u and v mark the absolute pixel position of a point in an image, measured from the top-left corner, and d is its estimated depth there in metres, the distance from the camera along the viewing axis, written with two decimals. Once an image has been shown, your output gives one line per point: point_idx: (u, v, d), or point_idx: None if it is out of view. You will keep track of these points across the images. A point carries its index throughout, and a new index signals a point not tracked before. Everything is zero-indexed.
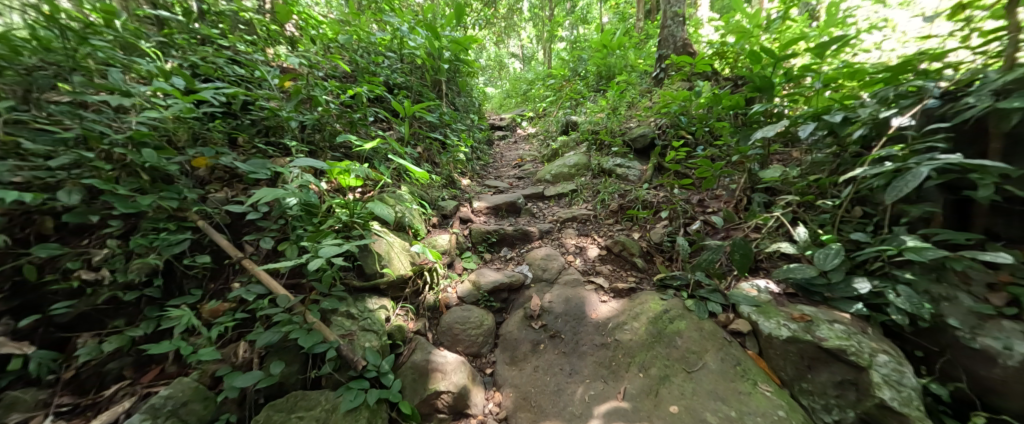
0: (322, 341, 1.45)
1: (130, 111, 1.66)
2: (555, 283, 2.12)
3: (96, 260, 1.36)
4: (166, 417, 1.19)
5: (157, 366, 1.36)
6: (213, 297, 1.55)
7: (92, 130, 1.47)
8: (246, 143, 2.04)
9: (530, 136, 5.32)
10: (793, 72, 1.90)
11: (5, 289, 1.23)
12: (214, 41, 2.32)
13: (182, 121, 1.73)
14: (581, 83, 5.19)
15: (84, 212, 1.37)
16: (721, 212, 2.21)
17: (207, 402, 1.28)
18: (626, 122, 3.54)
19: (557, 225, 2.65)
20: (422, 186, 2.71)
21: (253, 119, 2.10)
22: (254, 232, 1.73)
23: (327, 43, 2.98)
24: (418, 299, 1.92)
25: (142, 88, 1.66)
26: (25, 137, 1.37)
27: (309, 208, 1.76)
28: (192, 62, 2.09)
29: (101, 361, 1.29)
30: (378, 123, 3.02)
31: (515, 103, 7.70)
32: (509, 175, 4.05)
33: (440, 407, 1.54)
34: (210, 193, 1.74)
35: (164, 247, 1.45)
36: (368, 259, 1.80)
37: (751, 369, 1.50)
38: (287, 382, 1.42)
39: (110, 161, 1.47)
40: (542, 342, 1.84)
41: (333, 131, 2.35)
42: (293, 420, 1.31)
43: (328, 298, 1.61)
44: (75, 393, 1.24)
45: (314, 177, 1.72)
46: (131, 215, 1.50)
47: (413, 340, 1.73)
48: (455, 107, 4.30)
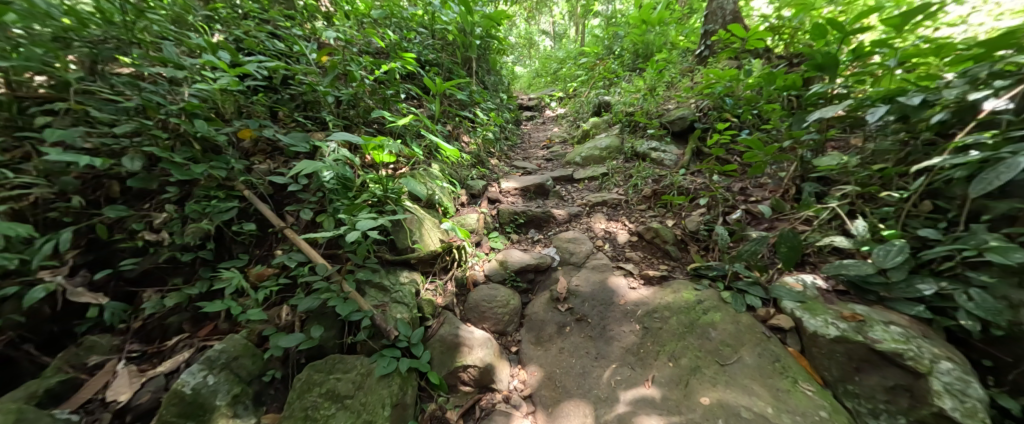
0: (358, 310, 1.52)
1: (182, 83, 1.76)
2: (582, 267, 2.12)
3: (157, 223, 1.48)
4: (220, 369, 1.31)
5: (211, 323, 1.48)
6: (259, 262, 1.66)
7: (150, 101, 1.57)
8: (286, 117, 2.12)
9: (559, 117, 5.21)
10: (863, 48, 1.70)
11: (82, 244, 1.38)
12: (256, 16, 2.41)
13: (229, 94, 1.83)
14: (615, 61, 4.98)
15: (146, 178, 1.49)
16: (767, 202, 2.11)
17: (255, 358, 1.39)
18: (665, 104, 3.40)
19: (586, 209, 2.64)
20: (452, 164, 2.74)
21: (292, 93, 2.17)
22: (294, 203, 1.83)
23: (361, 18, 2.99)
24: (446, 275, 1.98)
25: (193, 61, 1.77)
26: (92, 106, 1.49)
27: (344, 182, 1.82)
28: (236, 37, 2.18)
29: (163, 314, 1.42)
30: (410, 100, 3.05)
31: (545, 83, 7.54)
32: (537, 156, 4.01)
33: (466, 380, 1.61)
34: (255, 164, 1.84)
35: (215, 214, 1.56)
36: (400, 234, 1.87)
37: (791, 367, 1.45)
38: (325, 346, 1.52)
39: (167, 130, 1.58)
40: (568, 325, 1.86)
41: (366, 107, 2.40)
42: (331, 381, 1.40)
43: (363, 269, 1.68)
44: (142, 342, 1.38)
45: (349, 152, 1.77)
46: (185, 183, 1.61)
47: (441, 315, 1.79)
48: (485, 85, 4.27)
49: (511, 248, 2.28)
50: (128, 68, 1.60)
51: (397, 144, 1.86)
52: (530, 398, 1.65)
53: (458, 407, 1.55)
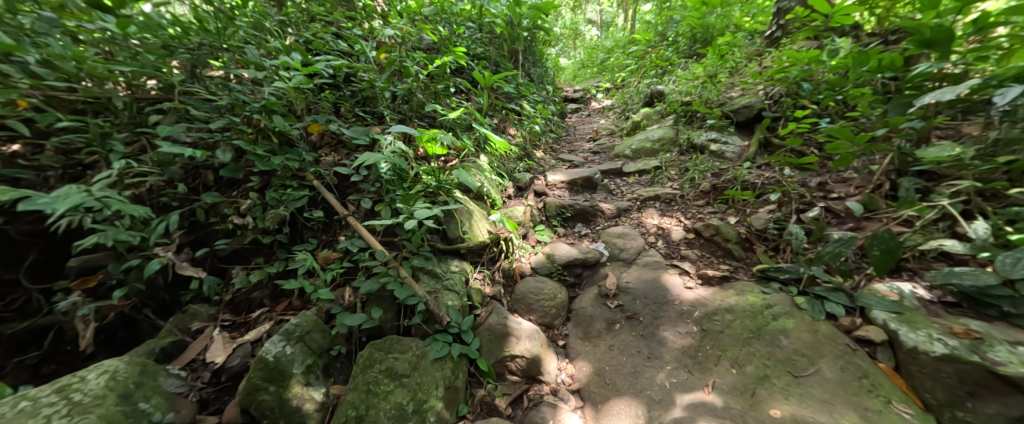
0: (413, 295, 1.60)
1: (263, 82, 1.94)
2: (632, 264, 2.06)
3: (243, 208, 1.66)
4: (296, 340, 1.44)
5: (286, 299, 1.65)
6: (325, 246, 1.81)
7: (238, 99, 1.76)
8: (348, 112, 2.26)
9: (606, 108, 5.05)
10: (986, 18, 1.47)
11: (186, 225, 1.60)
12: (321, 18, 2.59)
13: (301, 91, 1.99)
14: (669, 48, 4.71)
15: (235, 169, 1.68)
16: (853, 198, 1.89)
17: (324, 333, 1.53)
18: (727, 91, 3.16)
19: (637, 203, 2.56)
20: (499, 157, 2.77)
21: (353, 90, 2.31)
22: (355, 192, 1.96)
23: (413, 15, 3.10)
24: (494, 266, 2.02)
25: (271, 63, 1.94)
26: (192, 106, 1.70)
27: (400, 173, 1.91)
28: (306, 38, 2.36)
29: (249, 290, 1.62)
30: (459, 94, 3.12)
31: (591, 74, 7.31)
32: (583, 149, 3.92)
33: (513, 370, 1.62)
34: (322, 157, 2.00)
35: (290, 201, 1.72)
36: (451, 224, 1.94)
37: (883, 385, 1.29)
38: (383, 327, 1.62)
39: (251, 125, 1.76)
40: (618, 322, 1.81)
41: (419, 102, 2.49)
42: (389, 360, 1.49)
43: (417, 257, 1.77)
44: (232, 312, 1.59)
45: (404, 144, 1.85)
46: (265, 173, 1.79)
47: (490, 304, 1.83)
48: (531, 78, 4.24)
49: (558, 242, 2.26)
50: (220, 70, 1.80)
51: (449, 136, 1.91)
52: (578, 393, 1.63)
53: (506, 395, 1.57)
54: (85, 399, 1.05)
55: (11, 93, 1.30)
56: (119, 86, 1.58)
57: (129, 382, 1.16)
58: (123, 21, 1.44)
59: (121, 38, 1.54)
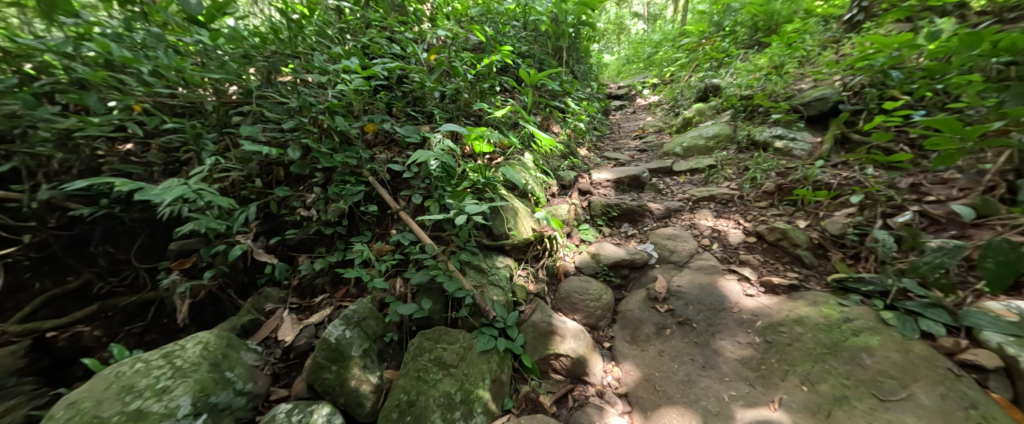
0: (461, 288, 1.64)
1: (327, 86, 2.10)
2: (684, 268, 1.97)
3: (309, 202, 1.82)
4: (353, 325, 1.55)
5: (344, 287, 1.79)
6: (378, 238, 1.92)
7: (306, 102, 1.92)
8: (401, 112, 2.38)
9: (653, 105, 4.84)
10: None
11: (262, 216, 1.79)
12: (376, 24, 2.74)
13: (359, 94, 2.12)
14: (726, 39, 4.42)
15: (302, 165, 1.83)
16: (957, 201, 1.66)
17: (378, 320, 1.62)
18: (797, 83, 2.89)
19: (689, 204, 2.44)
20: (544, 155, 2.77)
21: (405, 90, 2.41)
22: (407, 188, 2.05)
23: (459, 17, 3.17)
24: (538, 264, 2.02)
25: (334, 67, 2.08)
26: (267, 108, 1.88)
27: (447, 170, 1.96)
28: (363, 43, 2.50)
29: (312, 276, 1.78)
30: (504, 93, 3.15)
31: (637, 69, 7.05)
32: (629, 147, 3.79)
33: (557, 368, 1.61)
34: (377, 154, 2.11)
35: (348, 196, 1.83)
36: (497, 220, 1.98)
37: (998, 418, 1.08)
38: (433, 318, 1.69)
39: (317, 126, 1.91)
40: (669, 327, 1.73)
41: (466, 101, 2.55)
42: (438, 350, 1.55)
43: (464, 251, 1.82)
44: (299, 296, 1.76)
45: (453, 142, 1.88)
46: (328, 170, 1.94)
47: (534, 301, 1.83)
48: (575, 75, 4.17)
49: (604, 241, 2.21)
50: (290, 76, 1.98)
51: (497, 134, 1.94)
52: (626, 397, 1.57)
53: (550, 393, 1.56)
54: (184, 364, 1.23)
55: (128, 99, 1.56)
56: (209, 92, 1.79)
57: (218, 353, 1.33)
58: (216, 33, 1.63)
59: (211, 49, 1.75)
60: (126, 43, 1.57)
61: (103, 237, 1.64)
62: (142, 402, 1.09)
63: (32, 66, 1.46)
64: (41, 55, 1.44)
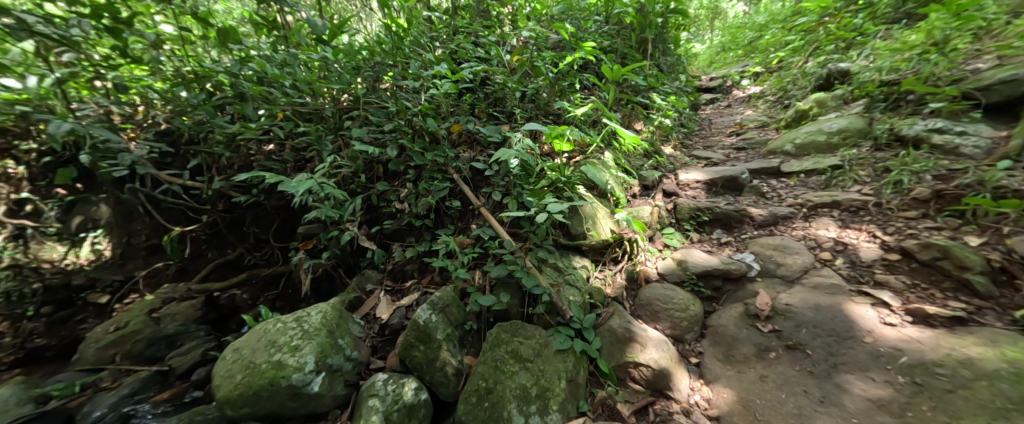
0: (538, 285, 1.68)
1: (422, 90, 2.42)
2: (795, 284, 1.80)
3: (404, 196, 2.23)
4: (438, 311, 1.74)
5: (429, 275, 2.21)
6: (461, 232, 2.20)
7: (403, 105, 2.25)
8: (484, 114, 2.53)
9: (754, 96, 4.34)
10: None
11: (367, 209, 2.36)
12: (463, 30, 2.95)
13: (447, 97, 2.33)
14: (859, 14, 3.73)
15: (398, 163, 2.23)
16: None
17: (460, 309, 1.81)
18: (970, 61, 2.45)
19: (802, 210, 2.22)
20: (625, 153, 2.70)
21: (487, 92, 2.56)
22: (488, 187, 2.19)
23: (539, 16, 3.23)
24: (616, 266, 2.00)
25: (426, 73, 2.38)
26: (367, 111, 2.33)
27: (526, 169, 2.01)
28: (451, 49, 2.77)
29: (404, 262, 2.27)
30: (584, 90, 3.15)
31: (734, 58, 6.34)
32: (724, 145, 3.46)
33: (636, 378, 1.55)
34: (461, 152, 2.33)
35: (435, 192, 2.15)
36: (574, 220, 2.03)
37: None
38: (509, 311, 1.77)
39: (411, 127, 2.26)
40: (774, 351, 1.56)
41: (545, 101, 2.59)
42: (515, 343, 1.61)
43: (541, 249, 1.87)
44: (393, 278, 2.29)
45: (533, 141, 1.92)
46: (419, 168, 2.32)
47: (611, 305, 1.80)
48: (661, 67, 3.92)
49: (691, 248, 2.10)
50: (390, 83, 2.39)
51: (577, 133, 1.95)
52: (717, 420, 1.43)
53: (626, 402, 1.52)
54: (310, 329, 1.79)
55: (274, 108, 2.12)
56: (329, 100, 2.27)
57: (333, 324, 1.87)
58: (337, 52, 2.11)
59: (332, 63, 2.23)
60: (273, 64, 2.10)
61: (252, 221, 2.65)
62: (282, 355, 1.68)
63: (211, 86, 2.16)
64: (216, 77, 2.09)
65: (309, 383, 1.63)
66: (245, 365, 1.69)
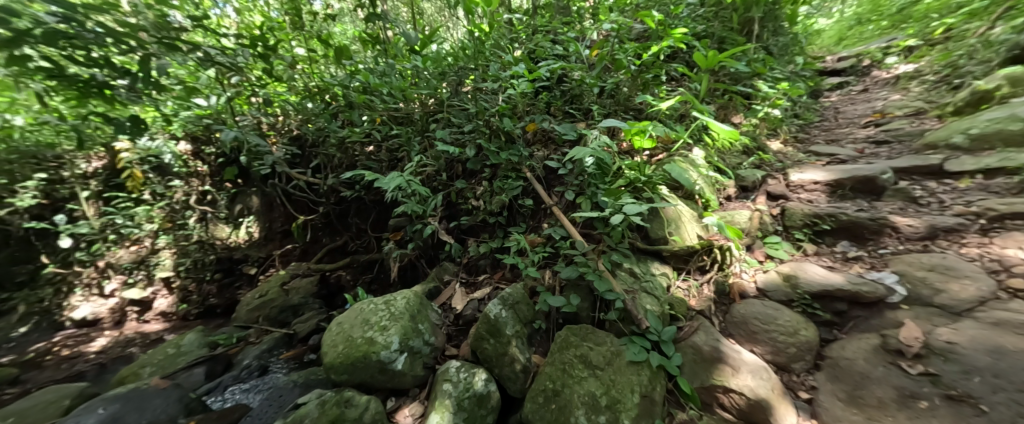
0: (611, 290, 1.85)
1: (501, 90, 2.84)
2: (964, 317, 1.53)
3: (479, 193, 2.72)
4: (508, 306, 2.06)
5: (502, 271, 2.57)
6: (532, 229, 2.55)
7: (482, 107, 2.71)
8: (559, 110, 2.87)
9: (908, 78, 3.89)
10: None
11: (446, 206, 2.96)
12: (544, 28, 3.27)
13: (524, 96, 2.76)
14: None
15: (475, 161, 2.72)
16: None
17: (529, 306, 2.11)
18: None
19: (975, 221, 1.97)
20: (721, 151, 2.88)
21: (563, 90, 2.87)
22: (561, 186, 2.47)
23: (624, 7, 3.21)
24: (703, 276, 2.14)
25: (507, 75, 2.75)
26: (449, 111, 2.94)
27: (602, 167, 2.20)
28: (531, 49, 3.15)
29: (477, 258, 2.70)
30: (672, 82, 3.22)
31: (877, 30, 5.38)
32: (859, 138, 3.21)
33: (726, 403, 1.57)
34: (537, 152, 2.73)
35: (508, 191, 2.51)
36: (655, 223, 2.24)
37: None
38: (580, 314, 2.01)
39: (489, 127, 2.69)
40: (926, 400, 1.34)
41: (626, 96, 2.77)
42: (585, 347, 1.80)
43: (615, 252, 2.07)
44: (469, 272, 2.74)
45: (608, 138, 2.15)
46: (493, 168, 2.80)
47: (695, 320, 1.88)
48: (769, 50, 3.60)
49: (801, 262, 2.07)
50: (473, 86, 2.95)
51: (660, 129, 2.01)
52: None
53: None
54: (397, 313, 2.18)
55: (369, 112, 3.10)
56: (417, 104, 3.03)
57: (414, 310, 2.26)
58: (422, 63, 2.86)
59: (422, 71, 2.94)
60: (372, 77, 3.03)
61: (358, 211, 3.72)
62: (373, 333, 2.08)
63: (327, 96, 3.37)
64: (332, 88, 3.26)
65: (394, 361, 1.99)
66: (345, 338, 2.13)
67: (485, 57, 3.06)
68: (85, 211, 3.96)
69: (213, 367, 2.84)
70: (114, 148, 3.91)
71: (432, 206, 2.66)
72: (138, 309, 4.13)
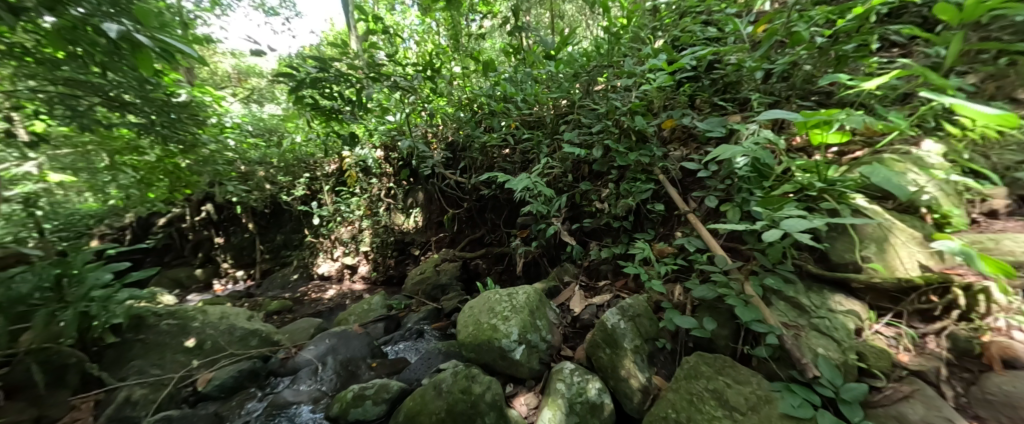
0: (761, 321, 1.61)
1: (635, 86, 2.75)
2: None
3: (604, 196, 2.73)
4: (629, 318, 2.06)
5: (625, 280, 2.55)
6: (661, 238, 2.47)
7: (613, 106, 2.68)
8: (706, 102, 2.66)
9: None
10: None
11: (571, 206, 3.05)
12: (694, 10, 2.92)
13: (663, 90, 2.64)
14: None
15: (601, 163, 2.73)
16: None
17: (652, 321, 2.05)
18: None
19: None
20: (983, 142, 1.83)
21: (714, 79, 2.66)
22: (701, 191, 2.32)
23: None
24: (932, 326, 1.49)
25: (643, 69, 2.64)
26: (580, 113, 2.99)
27: (758, 167, 1.98)
28: (677, 36, 2.89)
29: (599, 262, 2.76)
30: (884, 52, 2.41)
31: None
32: None
33: None
34: (673, 151, 2.60)
35: (637, 193, 2.47)
36: (838, 241, 1.78)
37: None
38: (716, 342, 1.83)
39: (618, 127, 2.67)
40: None
41: (805, 77, 2.29)
42: (719, 382, 1.62)
43: (772, 275, 1.77)
44: (590, 277, 2.80)
45: (772, 133, 1.93)
46: (622, 169, 2.73)
47: (911, 383, 1.34)
48: None
49: None
50: (605, 85, 2.94)
51: (855, 120, 1.59)
52: None
53: None
54: (518, 306, 2.41)
55: (506, 117, 3.46)
56: (549, 108, 3.22)
57: (534, 305, 2.45)
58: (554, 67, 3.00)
59: (556, 74, 3.11)
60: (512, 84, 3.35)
61: (493, 207, 4.16)
62: (496, 321, 2.36)
63: (476, 108, 3.87)
64: (479, 99, 3.73)
65: (512, 350, 2.20)
66: (472, 321, 2.49)
67: (620, 52, 2.98)
68: (326, 199, 5.86)
69: (388, 325, 3.70)
70: (343, 156, 5.46)
71: (556, 207, 2.78)
72: (349, 270, 5.74)
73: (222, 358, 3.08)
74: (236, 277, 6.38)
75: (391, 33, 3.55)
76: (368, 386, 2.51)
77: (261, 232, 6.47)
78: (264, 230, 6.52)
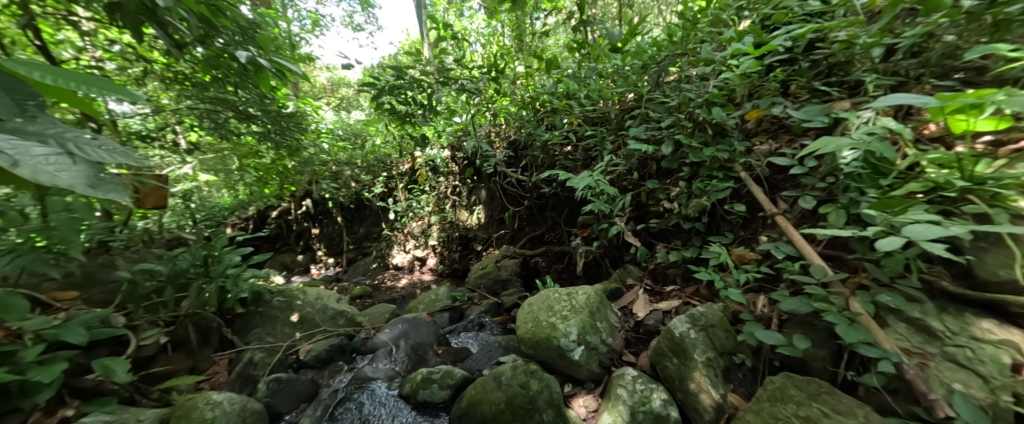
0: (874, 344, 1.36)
1: (713, 75, 2.51)
2: None
3: (673, 195, 2.54)
4: (699, 328, 1.89)
5: (695, 286, 2.36)
6: (741, 242, 2.23)
7: (688, 97, 2.47)
8: (803, 88, 2.32)
9: None
10: None
11: (637, 205, 2.90)
12: None
13: (747, 78, 2.36)
14: None
15: (671, 160, 2.55)
16: None
17: (728, 333, 1.86)
18: None
19: None
20: None
21: (813, 60, 2.29)
22: (792, 190, 2.04)
23: None
24: None
25: (724, 55, 2.39)
26: (649, 107, 2.81)
27: (873, 158, 1.66)
28: (766, 15, 2.56)
29: (666, 266, 2.59)
30: None
31: None
32: None
33: None
34: (758, 145, 2.31)
35: (713, 193, 2.26)
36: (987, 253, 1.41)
37: None
38: (810, 363, 1.61)
39: (692, 120, 2.46)
40: None
41: (942, 51, 1.86)
42: (813, 409, 1.40)
43: (890, 291, 1.46)
44: (655, 281, 2.64)
45: (893, 122, 1.61)
46: (694, 166, 2.52)
47: None
48: None
49: None
50: (678, 75, 2.72)
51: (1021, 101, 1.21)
52: None
53: None
54: (577, 306, 2.36)
55: (569, 114, 3.39)
56: (614, 103, 3.08)
57: (594, 307, 2.38)
58: (620, 60, 2.86)
59: (622, 67, 2.96)
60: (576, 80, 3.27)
61: (554, 205, 4.13)
62: (556, 320, 2.34)
63: (538, 106, 3.86)
64: (541, 97, 3.72)
65: (571, 350, 2.17)
66: (531, 318, 2.50)
67: (696, 39, 2.73)
68: (400, 196, 6.35)
69: (453, 315, 3.88)
70: (416, 155, 5.86)
71: (620, 206, 2.66)
72: (419, 262, 6.17)
73: (318, 333, 3.53)
74: (327, 263, 7.25)
75: (459, 38, 3.70)
76: (435, 371, 2.68)
77: (347, 224, 7.25)
78: (350, 222, 7.29)
